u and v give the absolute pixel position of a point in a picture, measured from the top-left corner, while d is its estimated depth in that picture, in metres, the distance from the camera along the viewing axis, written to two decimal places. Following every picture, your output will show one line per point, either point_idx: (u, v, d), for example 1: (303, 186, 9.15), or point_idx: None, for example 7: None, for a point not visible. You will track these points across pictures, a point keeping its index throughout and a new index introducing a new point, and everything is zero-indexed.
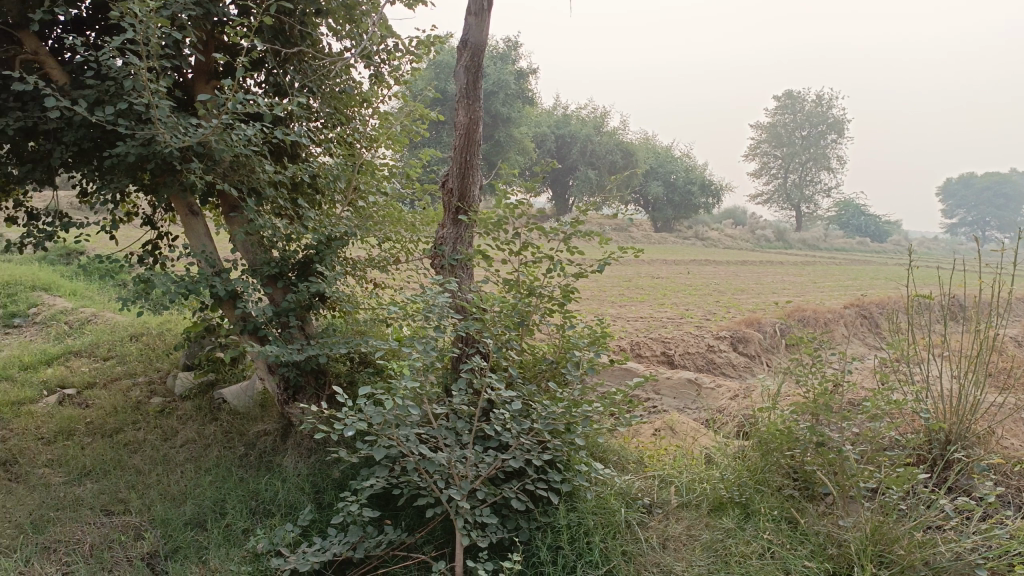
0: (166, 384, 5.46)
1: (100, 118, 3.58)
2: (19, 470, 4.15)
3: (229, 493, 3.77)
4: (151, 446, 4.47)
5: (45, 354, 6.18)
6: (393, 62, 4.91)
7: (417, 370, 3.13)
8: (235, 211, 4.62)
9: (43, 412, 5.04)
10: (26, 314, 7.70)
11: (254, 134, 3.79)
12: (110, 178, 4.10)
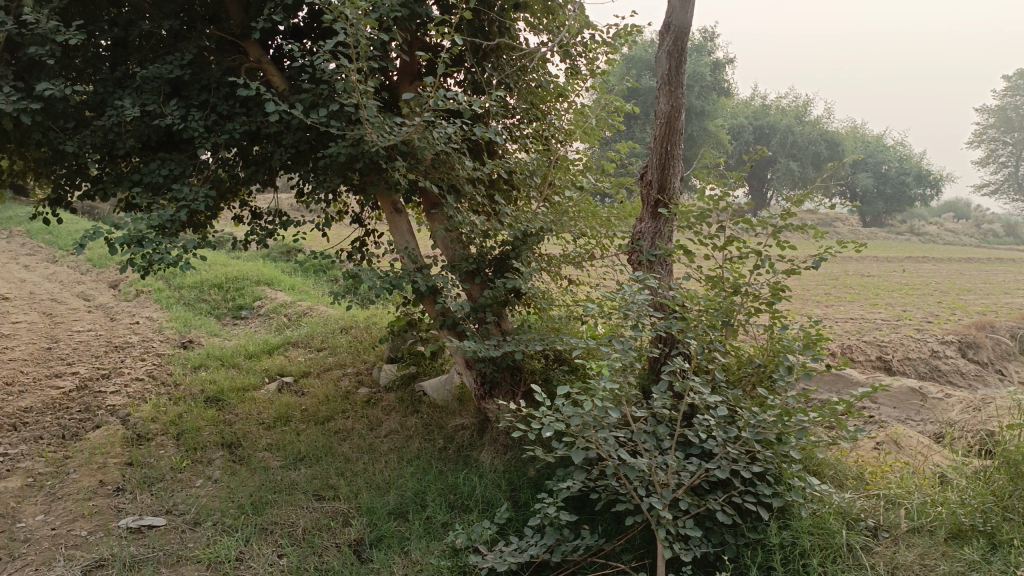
0: (372, 376, 5.71)
1: (315, 120, 3.77)
2: (243, 452, 4.48)
3: (428, 486, 3.83)
4: (357, 435, 4.67)
5: (267, 344, 6.69)
6: (590, 54, 4.81)
7: (616, 371, 3.00)
8: (436, 208, 4.67)
9: (265, 399, 5.43)
10: (252, 307, 8.41)
11: (455, 131, 3.82)
12: (322, 178, 4.32)
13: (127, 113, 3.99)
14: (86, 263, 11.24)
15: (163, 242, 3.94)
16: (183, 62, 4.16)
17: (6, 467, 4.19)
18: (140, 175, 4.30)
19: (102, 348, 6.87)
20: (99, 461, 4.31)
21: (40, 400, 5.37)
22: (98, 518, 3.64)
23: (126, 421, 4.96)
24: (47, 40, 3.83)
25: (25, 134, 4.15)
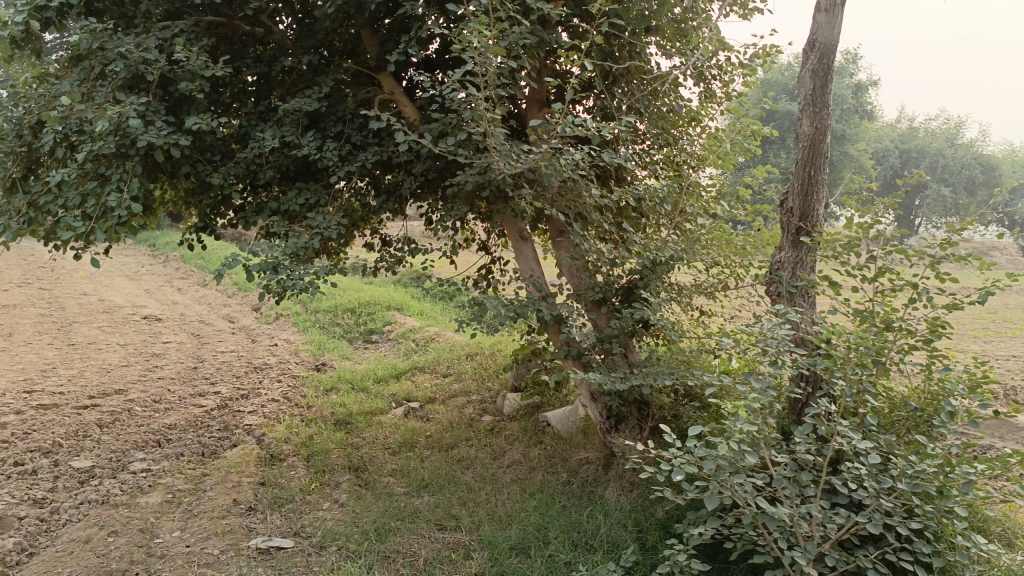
0: (496, 404, 5.68)
1: (443, 149, 3.78)
2: (369, 477, 4.52)
3: (552, 522, 3.72)
4: (480, 464, 4.63)
5: (396, 368, 6.80)
6: (725, 76, 4.64)
7: (754, 412, 2.80)
8: (562, 235, 4.56)
9: (391, 424, 5.49)
10: (382, 331, 8.61)
11: (583, 158, 3.74)
12: (450, 206, 4.35)
13: (267, 145, 4.16)
14: (232, 287, 11.91)
15: (297, 269, 4.06)
16: (320, 94, 4.31)
17: (150, 481, 4.40)
18: (278, 203, 4.46)
19: (243, 369, 7.20)
20: (235, 479, 4.46)
21: (184, 417, 5.65)
22: (230, 536, 3.74)
23: (260, 441, 5.14)
24: (197, 77, 4.05)
25: (176, 167, 4.40)
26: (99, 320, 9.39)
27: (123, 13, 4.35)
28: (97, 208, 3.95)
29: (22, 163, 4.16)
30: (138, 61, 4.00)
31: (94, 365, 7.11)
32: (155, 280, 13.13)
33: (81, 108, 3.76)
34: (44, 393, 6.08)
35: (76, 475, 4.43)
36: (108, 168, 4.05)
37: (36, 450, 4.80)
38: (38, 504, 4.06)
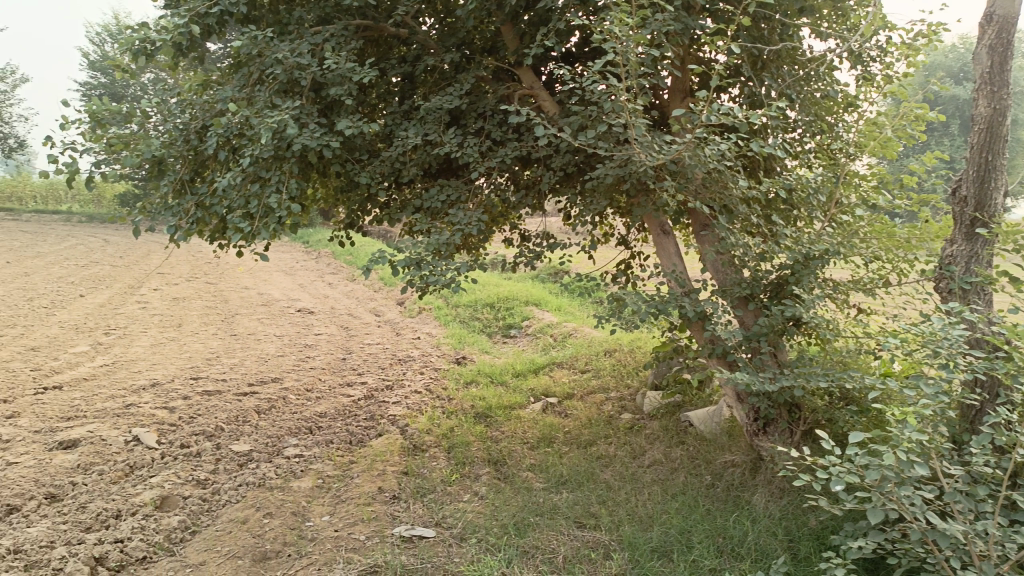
0: (635, 402, 5.58)
1: (584, 142, 3.73)
2: (508, 471, 4.54)
3: (695, 526, 3.61)
4: (620, 463, 4.56)
5: (534, 363, 6.82)
6: (885, 56, 4.33)
7: (922, 419, 2.58)
8: (707, 229, 4.40)
9: (530, 418, 5.51)
10: (520, 326, 8.68)
11: (730, 148, 3.58)
12: (591, 201, 4.29)
13: (411, 143, 4.25)
14: (378, 282, 12.38)
15: (440, 264, 4.13)
16: (461, 92, 4.35)
17: (301, 467, 4.61)
18: (421, 200, 4.56)
19: (387, 361, 7.44)
20: (379, 468, 4.60)
21: (333, 406, 5.89)
22: (375, 523, 3.85)
23: (404, 432, 5.28)
24: (346, 80, 4.19)
25: (327, 166, 4.58)
26: (257, 312, 9.99)
27: (278, 20, 4.57)
28: (255, 207, 4.17)
29: (189, 165, 4.45)
30: (292, 66, 4.19)
31: (253, 355, 7.56)
32: (307, 274, 13.85)
33: (242, 113, 3.98)
34: (208, 380, 6.51)
35: (236, 458, 4.70)
36: (265, 170, 4.26)
37: (201, 433, 5.14)
38: (201, 484, 4.33)
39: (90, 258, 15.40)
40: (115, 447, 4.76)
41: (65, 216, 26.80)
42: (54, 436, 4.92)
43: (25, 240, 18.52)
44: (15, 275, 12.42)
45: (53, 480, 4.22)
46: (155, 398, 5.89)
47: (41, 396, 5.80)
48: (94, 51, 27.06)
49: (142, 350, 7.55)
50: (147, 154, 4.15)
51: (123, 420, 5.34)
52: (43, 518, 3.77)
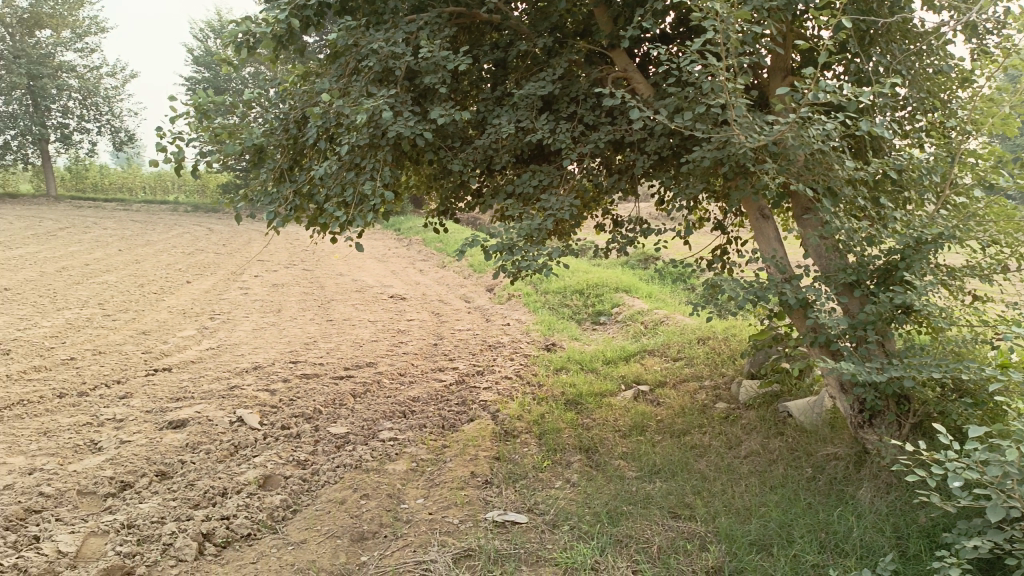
0: (730, 391, 5.44)
1: (679, 124, 3.63)
2: (600, 459, 4.51)
3: (796, 520, 3.50)
4: (715, 453, 4.46)
5: (625, 350, 6.75)
6: (1006, 28, 4.05)
7: None
8: (809, 213, 4.23)
9: (621, 406, 5.46)
10: (610, 313, 8.60)
11: (836, 128, 3.43)
12: (686, 185, 4.19)
13: (504, 129, 4.25)
14: (468, 269, 12.49)
15: (532, 250, 4.12)
16: (554, 76, 4.32)
17: (396, 450, 4.69)
18: (513, 186, 4.55)
19: (478, 346, 7.50)
20: (472, 453, 4.64)
21: (426, 391, 5.98)
22: (469, 507, 3.89)
23: (495, 417, 5.31)
24: (439, 67, 4.22)
25: (420, 154, 4.62)
26: (352, 298, 10.23)
27: (373, 10, 4.64)
28: (351, 195, 4.26)
29: (288, 154, 4.57)
30: (387, 54, 4.24)
31: (348, 340, 7.75)
32: (399, 261, 14.10)
33: (338, 102, 4.06)
34: (306, 364, 6.71)
35: (333, 440, 4.83)
36: (361, 158, 4.34)
37: (300, 416, 5.31)
38: (301, 465, 4.47)
39: (195, 245, 16.10)
40: (220, 427, 4.96)
41: (172, 206, 28.10)
42: (165, 415, 5.16)
43: (136, 229, 19.51)
44: (128, 262, 13.10)
45: (164, 457, 4.43)
46: (257, 381, 6.11)
47: (153, 377, 6.10)
48: (198, 46, 28.19)
49: (244, 335, 7.84)
50: (249, 143, 4.28)
51: (228, 401, 5.56)
52: (154, 494, 3.94)
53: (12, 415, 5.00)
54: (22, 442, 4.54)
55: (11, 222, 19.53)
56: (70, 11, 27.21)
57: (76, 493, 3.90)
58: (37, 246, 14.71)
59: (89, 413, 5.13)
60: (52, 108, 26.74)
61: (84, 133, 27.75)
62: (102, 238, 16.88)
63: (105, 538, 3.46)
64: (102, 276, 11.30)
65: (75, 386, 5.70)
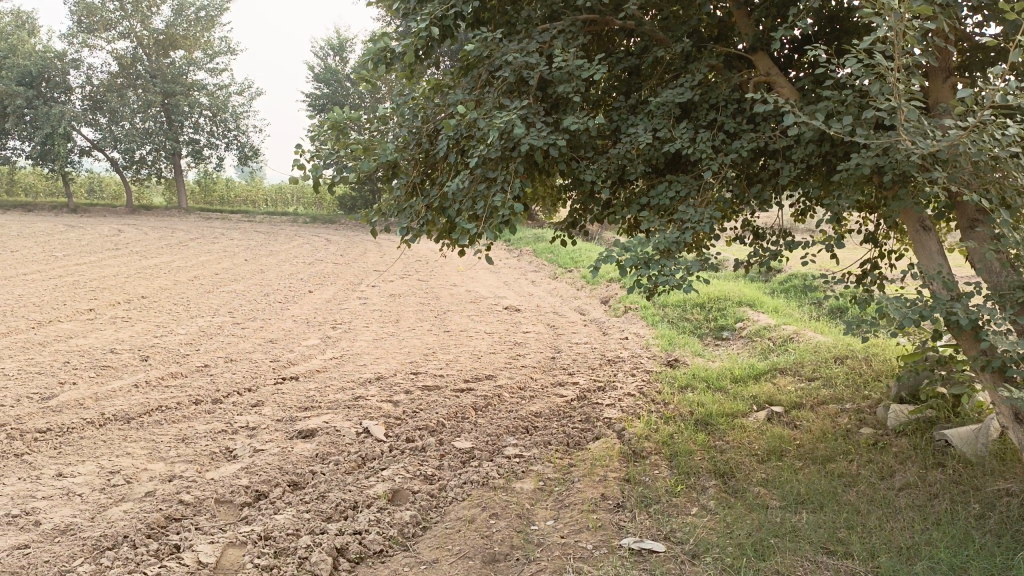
0: (876, 415, 5.09)
1: (838, 131, 3.41)
2: (738, 485, 4.27)
3: (969, 564, 3.20)
4: (866, 483, 4.17)
5: (754, 369, 6.45)
6: None
7: None
8: (978, 225, 3.86)
9: (756, 429, 5.17)
10: (734, 328, 8.27)
11: (1019, 131, 3.14)
12: (838, 194, 3.94)
13: (640, 138, 4.12)
14: (581, 281, 12.37)
15: (670, 265, 3.96)
16: (693, 82, 4.17)
17: (522, 468, 4.57)
18: (648, 197, 4.40)
19: (597, 360, 7.34)
20: (601, 473, 4.47)
21: (548, 406, 5.86)
22: (602, 532, 3.74)
23: (622, 436, 5.13)
24: (574, 76, 4.13)
25: (551, 165, 4.54)
26: (468, 309, 10.25)
27: (507, 20, 4.62)
28: (482, 208, 4.21)
29: (420, 168, 4.60)
30: (521, 64, 4.20)
31: (466, 351, 7.74)
32: (511, 272, 14.08)
33: (474, 114, 4.02)
34: (427, 375, 6.72)
35: (459, 455, 4.77)
36: (492, 170, 4.29)
37: (424, 429, 5.28)
38: (428, 480, 4.42)
39: (315, 256, 16.61)
40: (348, 438, 4.99)
41: (291, 217, 29.22)
42: (295, 424, 5.25)
43: (261, 239, 20.33)
44: (253, 271, 13.63)
45: (296, 468, 4.48)
46: (380, 392, 6.16)
47: (281, 386, 6.23)
48: (318, 64, 29.38)
49: (366, 345, 7.95)
50: (382, 158, 4.31)
51: (354, 412, 5.61)
52: (287, 506, 3.97)
53: (153, 420, 5.18)
54: (162, 447, 4.69)
55: (148, 234, 20.74)
56: (203, 32, 28.82)
57: (214, 501, 3.96)
58: (170, 256, 15.50)
59: (223, 421, 5.27)
60: (185, 125, 28.36)
61: (213, 149, 29.29)
62: (228, 248, 17.67)
63: (242, 550, 3.49)
64: (231, 285, 11.76)
65: (210, 393, 5.88)
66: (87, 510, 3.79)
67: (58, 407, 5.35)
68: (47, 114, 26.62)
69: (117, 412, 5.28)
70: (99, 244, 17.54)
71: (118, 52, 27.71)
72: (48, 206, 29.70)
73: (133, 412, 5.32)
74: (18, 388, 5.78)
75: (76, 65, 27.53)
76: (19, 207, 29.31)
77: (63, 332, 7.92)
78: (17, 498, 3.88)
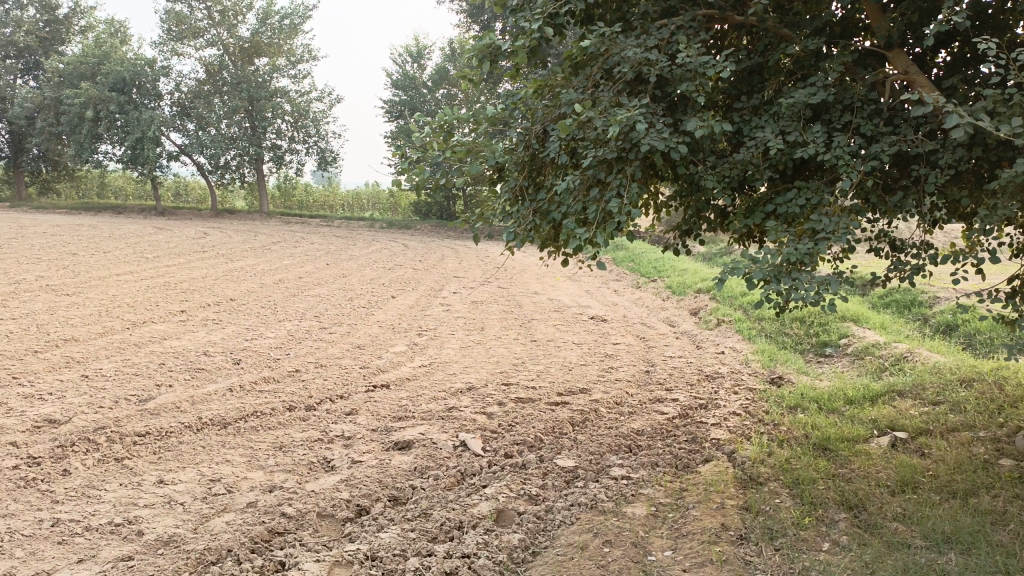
0: (1016, 445, 4.67)
1: (1008, 132, 3.06)
2: (871, 520, 3.95)
3: None
4: (1017, 522, 3.79)
5: (869, 391, 6.06)
6: None
7: None
8: None
9: (882, 456, 4.79)
10: (838, 344, 7.82)
11: None
12: (993, 203, 3.58)
13: (769, 141, 3.83)
14: (667, 291, 12.03)
15: (802, 280, 3.64)
16: (827, 81, 3.86)
17: (631, 491, 4.30)
18: (773, 205, 4.07)
19: (695, 375, 7.02)
20: (718, 500, 4.16)
21: (650, 423, 5.58)
22: (728, 567, 3.45)
23: (733, 459, 4.82)
24: (697, 74, 3.86)
25: (667, 170, 4.28)
26: (553, 318, 10.02)
27: (623, 16, 4.38)
28: (595, 213, 3.95)
29: (527, 171, 4.38)
30: (640, 61, 3.93)
31: (557, 362, 7.51)
32: (592, 280, 13.79)
33: (590, 114, 3.76)
34: (519, 387, 6.51)
35: (563, 474, 4.53)
36: (606, 173, 4.02)
37: (523, 444, 5.07)
38: (533, 500, 4.19)
39: (393, 261, 16.63)
40: (446, 452, 4.82)
41: (369, 222, 29.57)
42: (390, 435, 5.10)
43: (340, 244, 20.49)
44: (335, 276, 13.70)
45: (395, 482, 4.32)
46: (473, 403, 5.97)
47: (373, 394, 6.12)
48: (396, 70, 29.65)
49: (453, 353, 7.80)
50: (491, 161, 4.15)
51: (449, 423, 5.43)
52: (390, 523, 3.81)
53: (248, 427, 5.11)
54: (261, 456, 4.59)
55: (232, 236, 21.23)
56: (287, 40, 29.41)
57: (316, 515, 3.83)
58: (254, 258, 15.77)
59: (319, 429, 5.16)
60: (268, 130, 29.03)
61: (295, 154, 29.86)
62: (309, 252, 17.88)
63: (349, 570, 3.33)
64: (314, 290, 11.82)
65: (303, 400, 5.79)
66: (190, 521, 3.69)
67: (155, 410, 5.33)
68: (138, 119, 27.53)
69: (213, 417, 5.23)
70: (186, 246, 17.99)
71: (206, 59, 28.52)
72: (137, 208, 30.73)
73: (228, 417, 5.26)
74: (117, 389, 5.81)
75: (166, 72, 28.47)
76: (111, 210, 30.41)
77: (156, 333, 7.99)
78: (119, 506, 3.81)
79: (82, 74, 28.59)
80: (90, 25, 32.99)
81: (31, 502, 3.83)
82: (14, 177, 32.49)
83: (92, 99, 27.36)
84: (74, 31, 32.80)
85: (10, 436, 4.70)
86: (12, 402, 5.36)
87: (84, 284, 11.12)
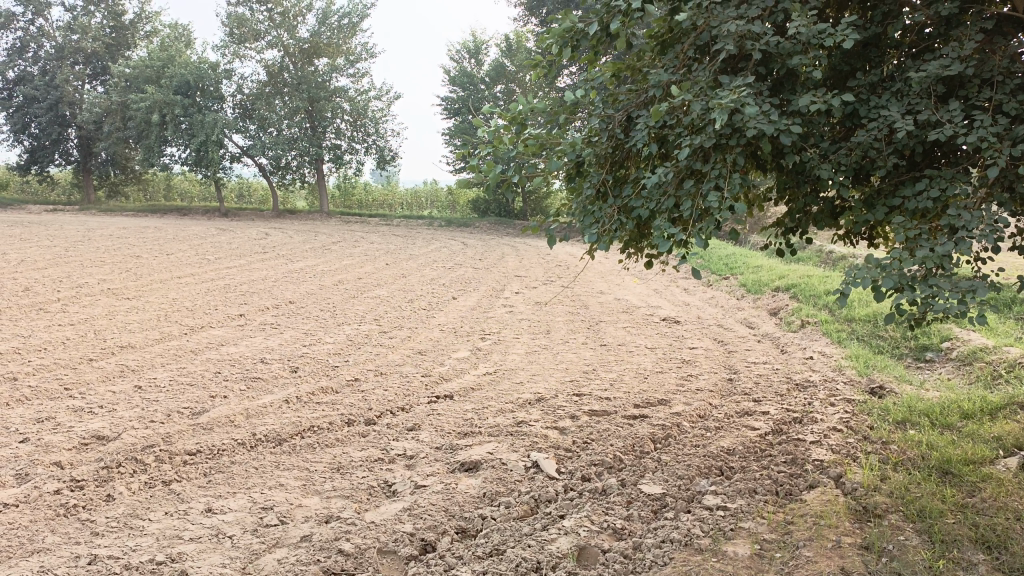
0: None
1: None
2: (1017, 563, 3.35)
3: None
4: None
5: (986, 402, 5.40)
6: None
7: None
8: None
9: (1015, 480, 4.17)
10: (940, 348, 7.10)
11: None
12: None
13: (897, 121, 3.28)
14: (741, 289, 11.39)
15: (942, 286, 3.08)
16: (966, 50, 3.27)
17: (730, 525, 3.78)
18: (899, 197, 3.51)
19: (784, 384, 6.43)
20: (833, 538, 3.61)
21: (741, 440, 5.04)
22: None
23: (842, 484, 4.25)
24: (811, 47, 3.32)
25: (770, 158, 3.75)
26: (622, 320, 9.50)
27: None
28: (691, 209, 3.45)
29: (610, 165, 3.91)
30: (742, 34, 3.40)
31: (630, 369, 7.00)
32: (661, 279, 13.18)
33: (687, 97, 3.26)
34: (593, 397, 6.03)
35: (649, 503, 4.04)
36: (702, 163, 3.52)
37: (602, 464, 4.60)
38: (618, 534, 3.72)
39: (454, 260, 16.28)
40: (517, 474, 4.37)
41: (428, 220, 29.45)
42: (456, 455, 4.68)
43: (398, 243, 20.35)
44: (395, 276, 13.41)
45: (463, 510, 3.89)
46: (543, 416, 5.51)
47: (436, 406, 5.71)
48: (454, 67, 29.39)
49: (519, 359, 7.35)
50: (570, 155, 3.70)
51: (519, 440, 4.98)
52: (459, 562, 3.38)
53: (305, 444, 4.76)
54: (317, 478, 4.22)
55: (292, 236, 21.29)
56: (346, 40, 29.42)
57: (377, 552, 3.44)
58: (315, 259, 15.63)
59: (378, 447, 4.77)
60: (327, 130, 29.11)
61: (354, 153, 29.87)
62: (369, 252, 17.69)
63: None
64: (373, 291, 11.53)
65: (362, 413, 5.42)
66: (238, 558, 3.32)
67: (208, 425, 5.01)
68: (202, 121, 27.85)
69: (268, 433, 4.89)
70: (247, 247, 18.01)
71: (267, 61, 28.72)
72: (202, 210, 31.18)
73: (284, 433, 4.92)
74: (170, 401, 5.52)
75: (229, 74, 28.76)
76: (176, 211, 30.88)
77: (214, 339, 7.75)
78: (163, 540, 3.47)
79: (148, 78, 29.02)
80: (155, 30, 33.65)
81: (70, 534, 3.52)
82: (84, 181, 33.29)
83: (157, 103, 27.78)
84: (139, 36, 33.41)
85: (55, 455, 4.44)
86: (61, 416, 5.12)
87: (145, 288, 11.03)
